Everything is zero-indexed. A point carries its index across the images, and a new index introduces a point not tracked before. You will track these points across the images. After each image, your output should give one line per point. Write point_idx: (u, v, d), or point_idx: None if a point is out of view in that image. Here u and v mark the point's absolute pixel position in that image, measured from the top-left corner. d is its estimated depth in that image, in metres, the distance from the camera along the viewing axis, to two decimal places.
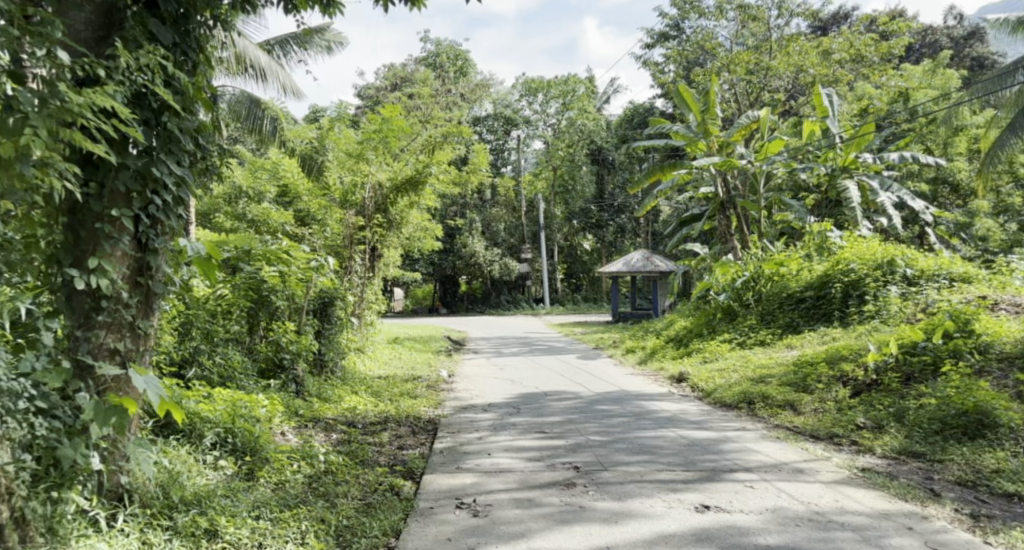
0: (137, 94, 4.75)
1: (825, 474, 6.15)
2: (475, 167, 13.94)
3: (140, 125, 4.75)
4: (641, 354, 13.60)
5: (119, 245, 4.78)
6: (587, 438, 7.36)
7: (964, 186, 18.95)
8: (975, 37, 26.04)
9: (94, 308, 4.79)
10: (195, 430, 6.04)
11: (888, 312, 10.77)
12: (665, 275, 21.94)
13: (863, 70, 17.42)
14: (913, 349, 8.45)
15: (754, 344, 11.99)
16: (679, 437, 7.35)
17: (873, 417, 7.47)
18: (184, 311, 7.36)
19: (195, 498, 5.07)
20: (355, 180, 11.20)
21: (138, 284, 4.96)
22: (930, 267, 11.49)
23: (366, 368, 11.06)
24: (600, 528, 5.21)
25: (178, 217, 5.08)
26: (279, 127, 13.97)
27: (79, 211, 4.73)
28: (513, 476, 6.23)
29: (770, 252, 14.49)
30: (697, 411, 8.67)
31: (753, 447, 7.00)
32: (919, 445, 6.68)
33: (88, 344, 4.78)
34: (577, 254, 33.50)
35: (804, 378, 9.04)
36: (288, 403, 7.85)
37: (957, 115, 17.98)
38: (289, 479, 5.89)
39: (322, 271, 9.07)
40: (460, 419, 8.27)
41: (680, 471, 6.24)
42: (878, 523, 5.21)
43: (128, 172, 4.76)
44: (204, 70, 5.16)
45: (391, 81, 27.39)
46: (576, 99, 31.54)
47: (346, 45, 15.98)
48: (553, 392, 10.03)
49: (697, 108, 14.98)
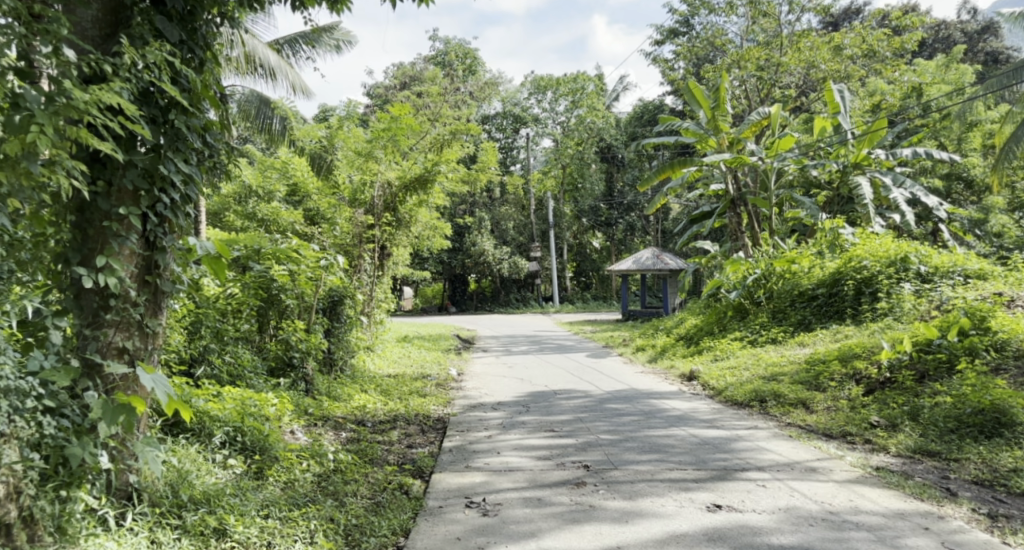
0: (144, 92, 4.70)
1: (838, 472, 6.09)
2: (485, 165, 13.89)
3: (147, 123, 4.70)
4: (651, 352, 13.55)
5: (127, 244, 4.74)
6: (597, 437, 7.31)
7: (979, 182, 18.89)
8: (989, 31, 25.83)
9: (102, 307, 4.75)
10: (204, 429, 6.04)
11: (902, 309, 10.69)
12: (675, 273, 21.88)
13: (876, 66, 17.35)
14: (928, 347, 8.38)
15: (766, 342, 11.91)
16: (690, 436, 7.30)
17: (887, 415, 7.39)
18: (195, 311, 7.41)
19: (204, 497, 5.03)
20: (365, 178, 11.31)
21: (147, 283, 4.93)
22: (944, 264, 11.45)
23: (375, 366, 11.03)
24: (610, 528, 5.16)
25: (186, 216, 5.05)
26: (288, 127, 14.25)
27: (88, 210, 4.69)
28: (522, 475, 6.18)
29: (782, 250, 14.38)
30: (708, 409, 8.62)
31: (765, 446, 6.95)
32: (935, 443, 6.60)
33: (96, 343, 4.72)
34: (587, 253, 33.96)
35: (817, 377, 8.98)
36: (298, 402, 7.86)
37: (971, 110, 17.97)
38: (298, 478, 5.87)
39: (331, 269, 9.01)
40: (469, 418, 8.24)
41: (692, 470, 6.18)
42: (894, 524, 5.14)
43: (135, 170, 4.72)
44: (211, 67, 5.09)
45: (399, 80, 27.43)
46: (585, 97, 30.76)
47: (355, 42, 15.93)
48: (562, 390, 10.00)
49: (707, 105, 14.94)
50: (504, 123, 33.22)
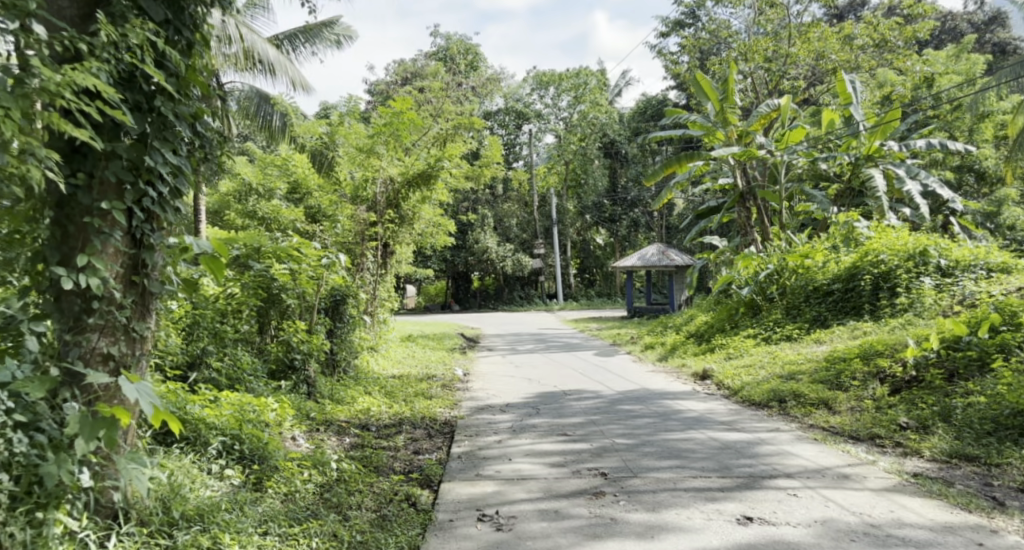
0: (127, 74, 4.31)
1: (874, 480, 5.72)
2: (489, 160, 13.57)
3: (130, 109, 4.33)
4: (661, 350, 13.17)
5: (111, 241, 4.35)
6: (612, 441, 6.96)
7: (991, 173, 18.69)
8: (997, 22, 25.54)
9: (85, 309, 4.35)
10: (200, 437, 5.72)
11: (922, 304, 10.35)
12: (681, 269, 21.51)
13: (887, 56, 16.96)
14: (957, 344, 8.03)
15: (780, 339, 11.53)
16: (710, 440, 6.94)
17: (917, 417, 7.03)
18: (192, 311, 7.15)
19: (197, 514, 4.70)
20: (367, 175, 10.92)
21: (133, 284, 4.53)
22: (965, 257, 11.08)
23: (379, 367, 10.68)
24: (634, 544, 4.82)
25: (176, 211, 4.66)
26: (289, 124, 14.04)
27: (67, 204, 4.31)
28: (536, 483, 5.83)
29: (794, 244, 13.99)
30: (726, 411, 8.26)
31: (790, 450, 6.59)
32: (972, 447, 6.25)
33: (79, 349, 4.34)
34: (591, 249, 33.71)
35: (838, 375, 8.62)
36: (299, 406, 7.54)
37: (982, 101, 17.74)
38: (299, 489, 5.54)
39: (334, 268, 8.70)
40: (478, 421, 7.89)
41: (716, 477, 5.83)
42: (943, 539, 4.78)
43: (119, 161, 4.33)
44: (201, 50, 4.68)
45: (400, 76, 27.00)
46: (588, 91, 30.64)
47: (356, 38, 15.64)
48: (572, 391, 9.64)
49: (715, 97, 14.52)
50: (506, 119, 32.87)
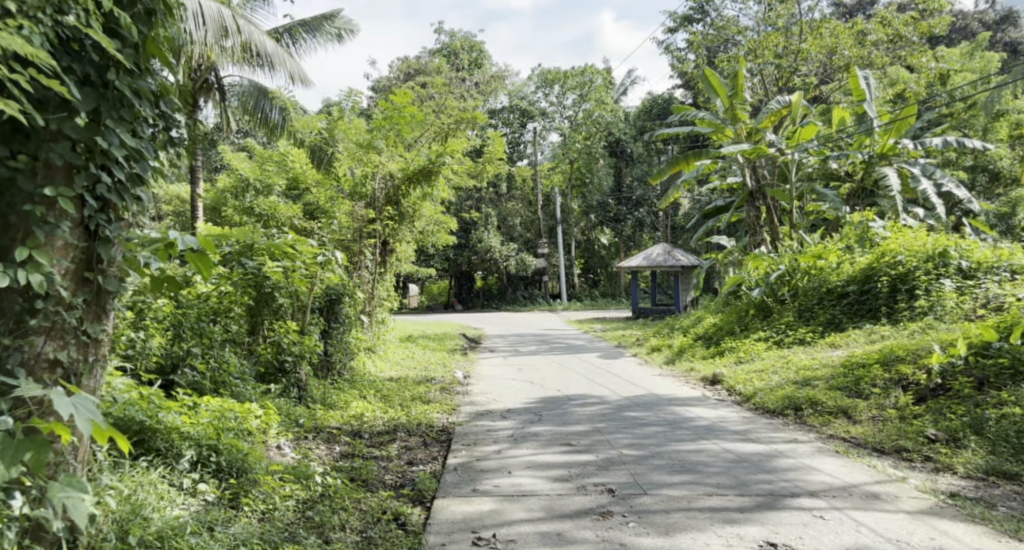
0: (75, 44, 3.84)
1: (908, 500, 5.23)
2: (492, 156, 13.04)
3: (78, 83, 3.85)
4: (668, 353, 12.63)
5: (57, 233, 3.89)
6: (619, 452, 6.46)
7: (1006, 173, 18.15)
8: (1008, 21, 24.97)
9: (27, 310, 3.88)
10: (172, 448, 5.20)
11: (943, 307, 9.84)
12: (687, 269, 20.98)
13: (903, 52, 16.31)
14: (985, 350, 7.52)
15: (794, 343, 11.02)
16: (725, 452, 6.43)
17: (945, 429, 6.54)
18: (175, 311, 6.66)
19: (158, 538, 4.26)
20: (366, 171, 10.40)
21: (87, 281, 4.07)
22: (987, 258, 10.58)
23: (376, 369, 10.22)
24: None
25: (136, 199, 4.19)
26: (287, 118, 13.53)
27: (7, 191, 3.82)
28: (538, 501, 5.34)
29: (806, 244, 13.43)
30: (739, 419, 7.76)
31: (811, 464, 6.08)
32: (1009, 464, 5.77)
33: (21, 354, 3.86)
34: (596, 249, 33.20)
35: (857, 382, 8.10)
36: (288, 411, 7.08)
37: (998, 99, 17.25)
38: (278, 506, 5.08)
39: (329, 266, 8.01)
40: (477, 429, 7.40)
41: (733, 496, 5.33)
42: None
43: (67, 142, 3.86)
44: (163, 18, 4.19)
45: (403, 73, 26.44)
46: (594, 90, 30.01)
47: (357, 32, 15.13)
48: (578, 396, 9.15)
49: (724, 93, 13.96)
50: (511, 117, 32.42)
